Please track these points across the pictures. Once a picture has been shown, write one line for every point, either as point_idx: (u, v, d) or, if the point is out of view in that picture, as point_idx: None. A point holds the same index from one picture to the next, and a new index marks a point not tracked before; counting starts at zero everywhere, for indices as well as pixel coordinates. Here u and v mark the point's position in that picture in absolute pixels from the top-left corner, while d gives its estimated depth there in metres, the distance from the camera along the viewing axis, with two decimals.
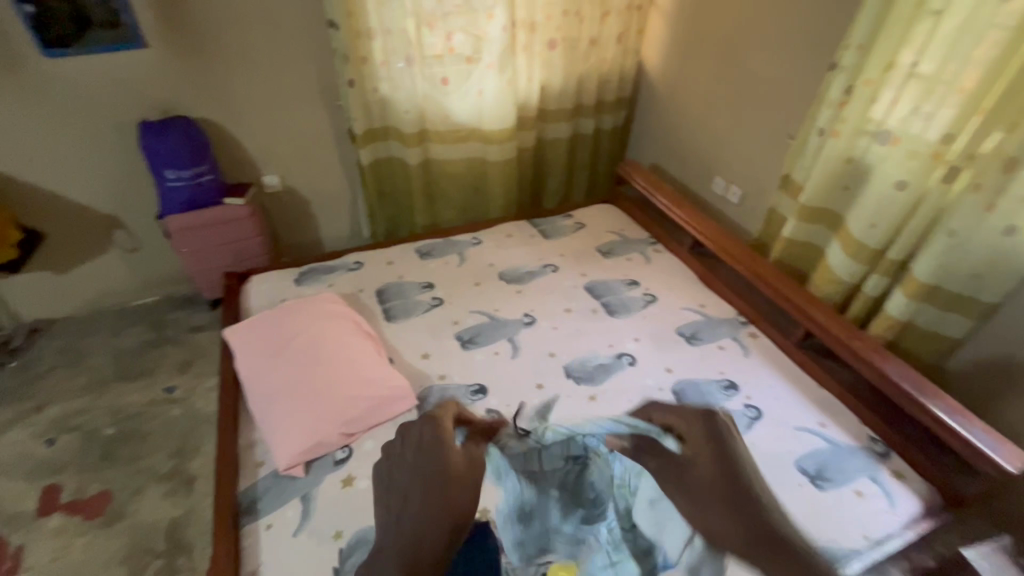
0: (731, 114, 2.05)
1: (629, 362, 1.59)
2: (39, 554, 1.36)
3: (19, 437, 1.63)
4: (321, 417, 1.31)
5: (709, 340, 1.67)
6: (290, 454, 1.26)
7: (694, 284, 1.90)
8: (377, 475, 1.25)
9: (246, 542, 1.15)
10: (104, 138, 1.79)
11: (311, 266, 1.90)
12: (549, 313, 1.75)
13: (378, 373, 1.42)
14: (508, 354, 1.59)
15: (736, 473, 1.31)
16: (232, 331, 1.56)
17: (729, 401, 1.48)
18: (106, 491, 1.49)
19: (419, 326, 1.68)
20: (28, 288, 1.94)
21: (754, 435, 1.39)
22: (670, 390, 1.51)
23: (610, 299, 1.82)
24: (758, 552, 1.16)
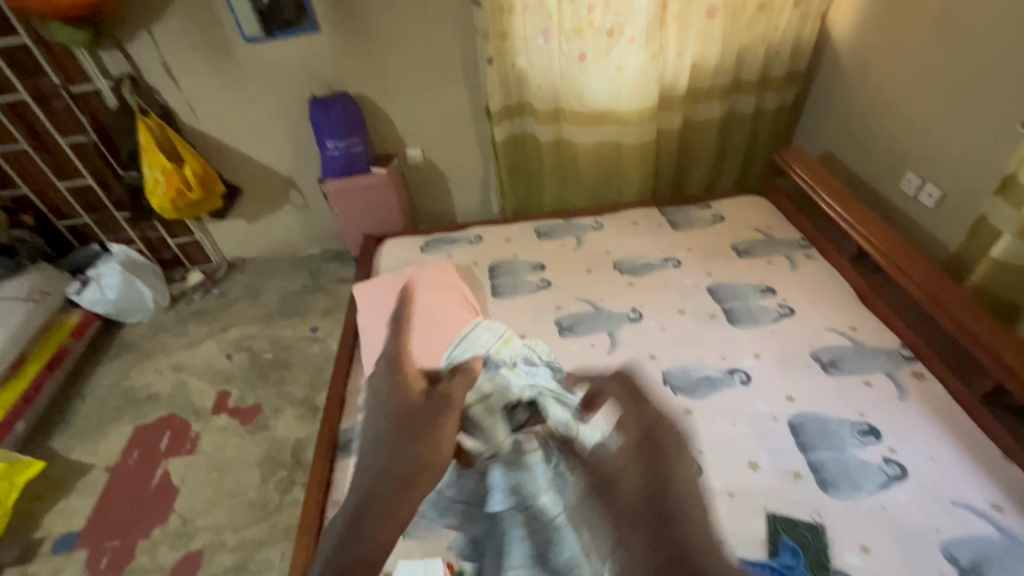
0: (939, 92, 1.62)
1: (741, 381, 1.40)
2: (208, 442, 1.73)
3: (210, 349, 2.08)
4: None
5: (853, 371, 1.39)
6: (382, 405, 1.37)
7: (848, 301, 1.58)
8: None
9: (336, 474, 1.29)
10: (287, 111, 2.12)
11: (436, 235, 2.03)
12: (659, 310, 1.63)
13: None
14: (605, 349, 1.52)
15: (854, 538, 1.08)
16: (360, 287, 1.75)
17: (863, 450, 1.22)
18: (258, 405, 1.83)
19: (524, 306, 1.69)
20: (229, 232, 2.42)
21: (887, 497, 1.14)
22: (786, 422, 1.29)
23: (735, 305, 1.61)
24: None
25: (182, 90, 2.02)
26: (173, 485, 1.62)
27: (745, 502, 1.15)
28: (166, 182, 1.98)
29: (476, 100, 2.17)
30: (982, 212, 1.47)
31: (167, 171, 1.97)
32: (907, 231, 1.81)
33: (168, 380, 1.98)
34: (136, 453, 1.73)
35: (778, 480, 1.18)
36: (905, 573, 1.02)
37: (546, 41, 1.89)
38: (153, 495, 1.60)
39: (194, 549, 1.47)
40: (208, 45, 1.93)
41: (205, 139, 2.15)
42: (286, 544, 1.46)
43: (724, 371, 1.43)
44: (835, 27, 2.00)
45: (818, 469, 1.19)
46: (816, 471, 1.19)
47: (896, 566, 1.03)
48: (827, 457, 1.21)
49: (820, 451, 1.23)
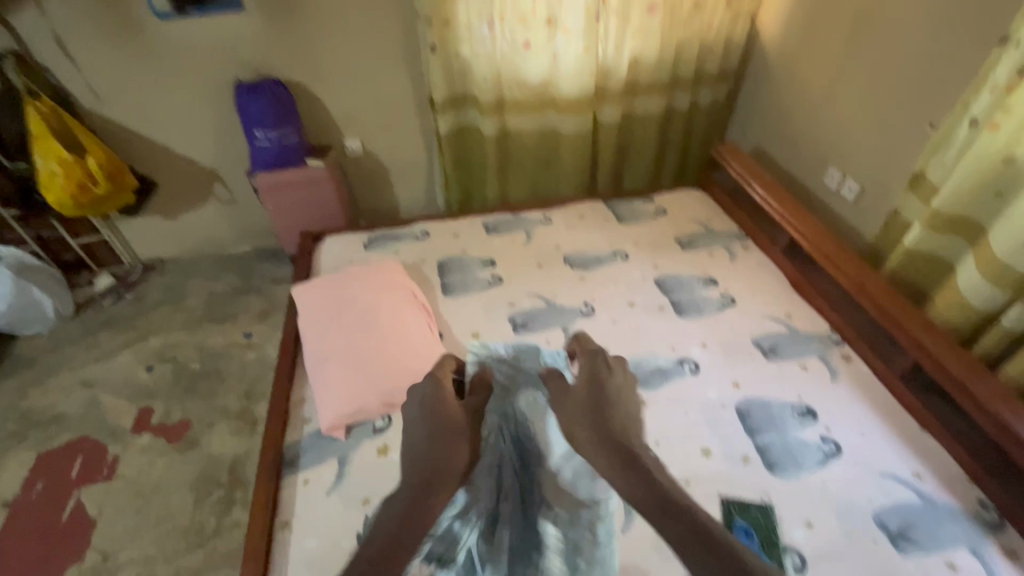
0: (856, 94, 1.75)
1: (691, 370, 1.45)
2: (130, 466, 1.56)
3: (126, 361, 1.87)
4: (367, 385, 1.34)
5: (790, 356, 1.48)
6: (333, 416, 1.30)
7: (782, 290, 1.68)
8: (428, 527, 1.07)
9: (284, 493, 1.21)
10: (208, 96, 1.93)
11: (381, 231, 1.94)
12: (611, 304, 1.65)
13: (425, 348, 1.43)
14: (560, 345, 1.52)
15: (799, 515, 1.15)
16: (301, 288, 1.64)
17: (803, 430, 1.30)
18: (187, 420, 1.67)
19: (477, 304, 1.65)
20: (143, 229, 2.19)
21: (827, 473, 1.22)
22: (734, 408, 1.35)
23: (682, 297, 1.66)
24: None
25: (80, 70, 1.78)
26: (88, 516, 1.45)
27: (700, 489, 1.19)
28: (64, 174, 1.75)
29: (417, 89, 2.09)
30: (895, 205, 1.60)
31: (65, 162, 1.74)
32: (831, 222, 1.94)
33: (77, 398, 1.76)
34: (40, 485, 1.52)
35: (729, 466, 1.23)
36: (845, 544, 1.10)
37: (490, 30, 1.85)
38: (65, 530, 1.42)
39: None
40: (110, 20, 1.71)
41: (110, 126, 1.92)
42: (227, 570, 1.34)
43: (674, 362, 1.47)
44: (764, 28, 2.10)
45: (765, 451, 1.26)
46: (762, 453, 1.26)
47: (837, 539, 1.11)
48: (772, 440, 1.28)
49: (765, 435, 1.29)
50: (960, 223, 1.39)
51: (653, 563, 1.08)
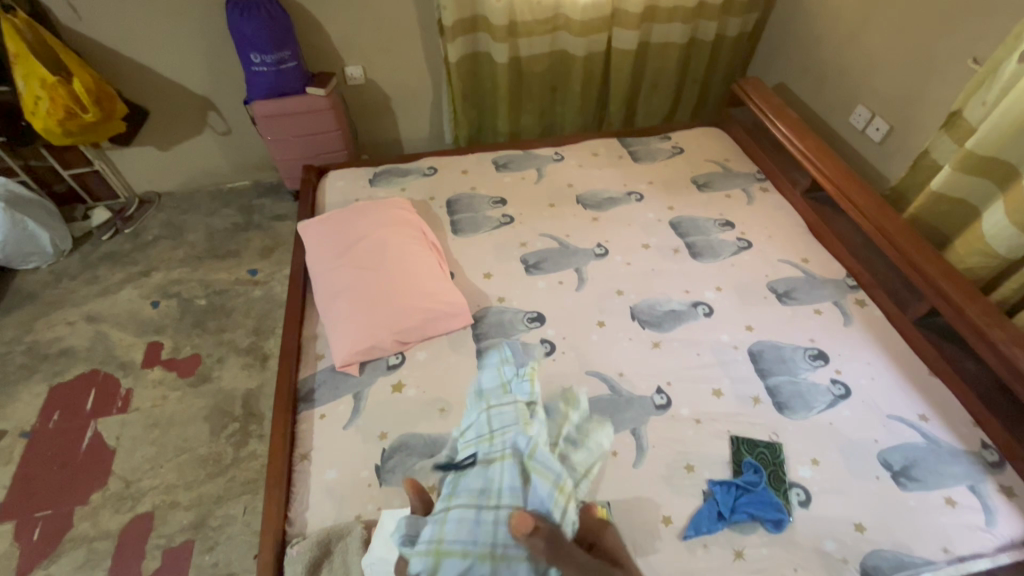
0: (896, 23, 1.63)
1: (704, 313, 1.44)
2: (144, 398, 1.57)
3: (130, 297, 1.85)
4: (379, 322, 1.32)
5: (804, 299, 1.47)
6: (346, 352, 1.30)
7: (800, 233, 1.64)
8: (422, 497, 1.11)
9: (301, 427, 1.22)
10: (197, 14, 1.78)
11: (387, 166, 1.87)
12: (625, 245, 1.61)
13: (434, 287, 1.40)
14: (573, 286, 1.50)
15: (806, 453, 1.18)
16: (307, 225, 1.59)
17: (814, 373, 1.31)
18: (197, 354, 1.67)
19: (488, 244, 1.61)
20: (137, 160, 2.10)
21: (834, 413, 1.24)
22: (746, 350, 1.36)
23: (697, 239, 1.63)
24: (813, 540, 1.05)
25: None
26: (107, 446, 1.48)
27: (710, 427, 1.22)
28: (49, 99, 1.64)
29: (423, 11, 1.93)
30: (925, 147, 1.54)
31: (48, 85, 1.63)
32: (854, 164, 1.88)
33: (84, 332, 1.75)
34: (56, 415, 1.54)
35: (739, 405, 1.26)
36: (849, 480, 1.14)
37: None
38: (85, 459, 1.45)
39: (142, 512, 1.36)
40: None
41: (93, 47, 1.78)
42: (247, 497, 1.38)
43: (688, 304, 1.46)
44: None
45: (775, 392, 1.28)
46: (772, 394, 1.28)
47: (841, 476, 1.14)
48: (782, 381, 1.30)
49: (776, 377, 1.30)
50: (995, 166, 1.34)
51: (663, 495, 1.11)
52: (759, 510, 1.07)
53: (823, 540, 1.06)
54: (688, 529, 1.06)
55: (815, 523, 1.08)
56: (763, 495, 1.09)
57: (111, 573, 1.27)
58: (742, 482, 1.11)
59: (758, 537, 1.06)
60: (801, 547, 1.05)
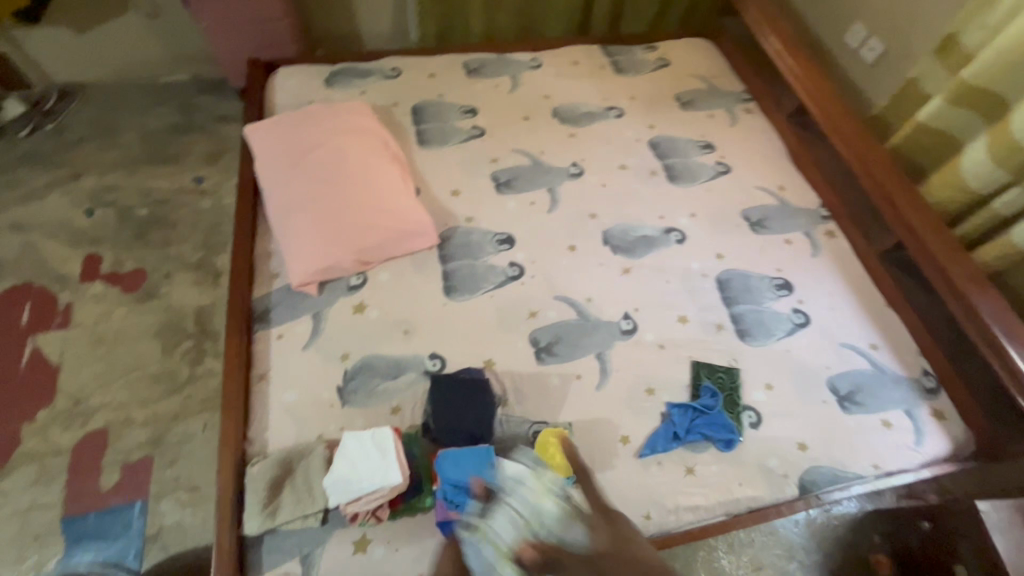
0: None
1: (677, 240, 1.41)
2: (85, 314, 1.48)
3: (59, 204, 1.67)
4: (338, 240, 1.25)
5: (776, 228, 1.45)
6: (302, 271, 1.22)
7: (778, 159, 1.60)
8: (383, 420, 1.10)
9: (257, 347, 1.17)
10: None
11: (345, 65, 1.68)
12: (601, 166, 1.53)
13: (397, 205, 1.31)
14: (544, 208, 1.43)
15: (761, 379, 1.22)
16: (254, 128, 1.43)
17: (776, 302, 1.33)
18: (142, 269, 1.56)
19: (456, 159, 1.50)
20: (49, 44, 1.81)
21: (791, 341, 1.28)
22: (715, 278, 1.36)
23: (676, 161, 1.56)
24: (758, 458, 1.12)
25: None
26: (50, 362, 1.40)
27: (673, 353, 1.24)
28: None
29: None
30: (915, 73, 1.47)
31: None
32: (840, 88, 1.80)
33: (10, 241, 1.59)
34: None
35: (703, 331, 1.27)
36: (797, 404, 1.20)
37: None
38: (27, 376, 1.38)
39: (96, 428, 1.32)
40: None
41: None
42: (206, 415, 1.36)
43: (661, 230, 1.42)
44: None
45: (739, 320, 1.29)
46: (735, 321, 1.30)
47: (790, 400, 1.20)
48: (746, 310, 1.31)
49: (741, 305, 1.32)
50: (982, 98, 1.30)
51: (624, 416, 1.15)
52: (711, 430, 1.12)
53: (767, 458, 1.12)
54: (644, 448, 1.11)
55: (762, 442, 1.14)
56: (717, 417, 1.13)
57: (68, 487, 1.25)
58: (699, 405, 1.15)
59: (709, 455, 1.12)
60: (748, 464, 1.11)
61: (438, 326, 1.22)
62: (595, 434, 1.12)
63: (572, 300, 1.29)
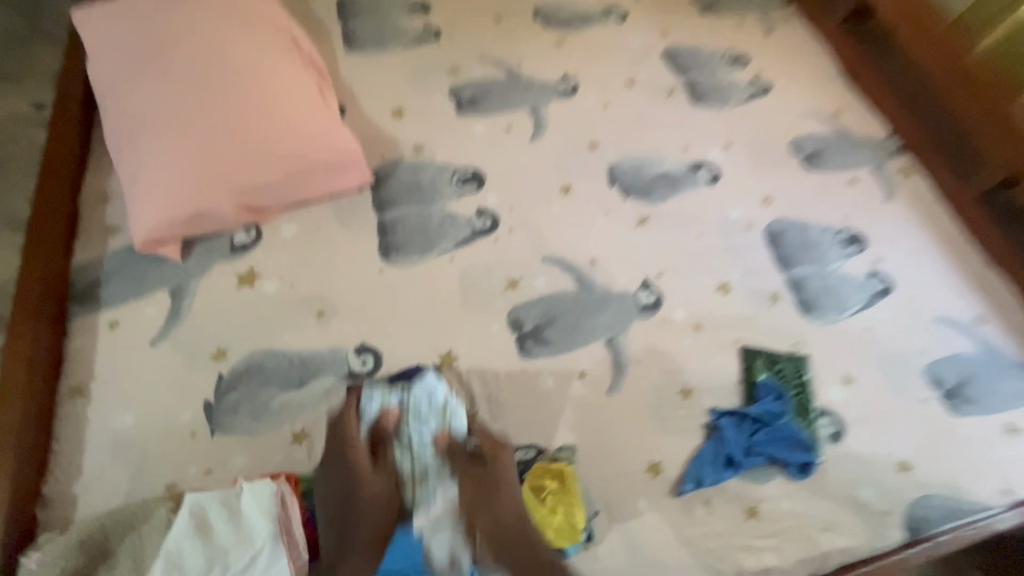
0: None
1: (708, 180, 1.02)
2: None
3: None
4: (210, 175, 0.81)
5: (836, 165, 1.08)
6: (153, 224, 0.78)
7: (830, 77, 1.21)
8: (278, 457, 0.70)
9: (75, 343, 0.73)
10: None
11: None
12: (602, 82, 1.12)
13: (303, 123, 0.87)
14: (525, 135, 1.01)
15: (839, 371, 0.86)
16: (89, 12, 0.95)
17: (846, 263, 0.97)
18: None
19: (399, 68, 1.06)
20: None
21: (872, 316, 0.92)
22: (763, 231, 0.98)
23: (699, 78, 1.16)
24: (845, 487, 0.77)
25: None
26: None
27: (714, 336, 0.86)
28: None
29: None
30: None
31: None
32: None
33: None
34: None
35: (752, 304, 0.90)
36: (890, 403, 0.84)
37: None
38: None
39: None
40: None
41: None
42: None
43: (685, 167, 1.03)
44: None
45: (800, 288, 0.93)
46: (794, 290, 0.93)
47: (879, 399, 0.84)
48: (808, 274, 0.94)
49: (800, 267, 0.95)
50: None
51: (650, 435, 0.77)
52: (777, 450, 0.76)
53: (857, 485, 0.77)
54: (686, 481, 0.74)
55: (847, 463, 0.78)
56: (783, 430, 0.78)
57: None
58: (757, 414, 0.79)
59: (775, 487, 0.76)
60: (829, 497, 0.76)
61: (371, 306, 0.81)
62: (610, 464, 0.74)
63: (568, 264, 0.89)
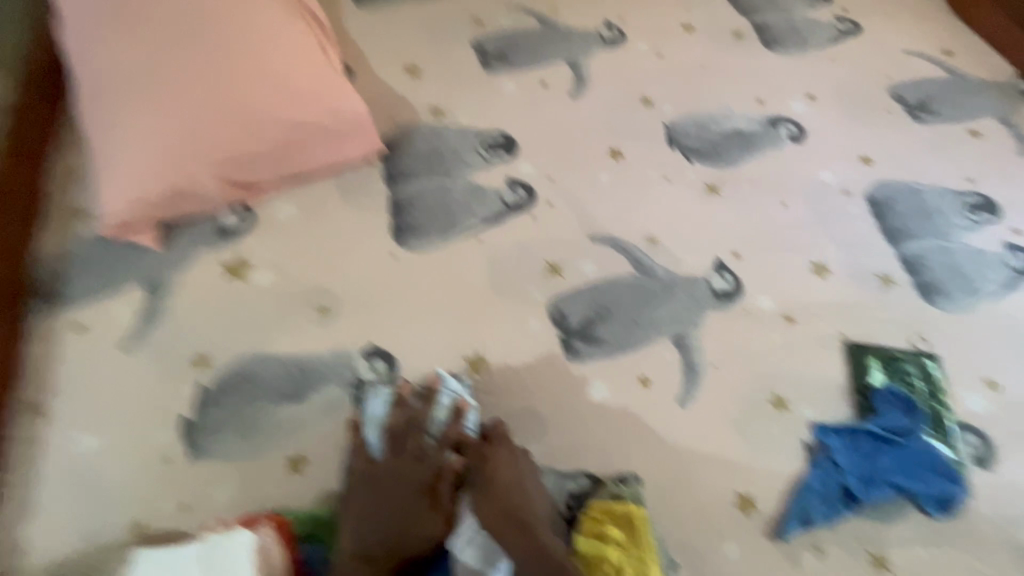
0: None
1: (790, 138, 0.83)
2: None
3: None
4: (189, 146, 0.67)
5: (951, 114, 0.87)
6: (124, 206, 0.66)
7: (933, 10, 1.00)
8: (269, 489, 0.56)
9: (34, 349, 0.62)
10: None
11: None
12: (653, 27, 0.94)
13: (299, 81, 0.73)
14: (563, 91, 0.85)
15: (979, 371, 0.67)
16: None
17: (977, 235, 0.76)
18: None
19: (413, 21, 0.91)
20: None
21: (1016, 301, 0.72)
22: (865, 198, 0.78)
23: (771, 17, 0.96)
24: (1005, 527, 0.58)
25: None
26: None
27: (812, 329, 0.68)
28: None
29: None
30: None
31: None
32: None
33: None
34: None
35: (857, 288, 0.71)
36: None
37: None
38: None
39: None
40: None
41: None
42: None
43: (760, 122, 0.84)
44: None
45: (919, 267, 0.73)
46: (911, 270, 0.73)
47: None
48: (928, 249, 0.75)
49: (917, 240, 0.75)
50: None
51: (737, 456, 0.60)
52: (910, 480, 0.58)
53: (1022, 526, 0.58)
54: (789, 519, 0.57)
55: (1002, 495, 0.60)
56: (917, 453, 0.59)
57: None
58: (878, 430, 0.61)
59: (908, 527, 0.58)
60: (982, 540, 0.57)
61: (382, 297, 0.67)
62: (687, 494, 0.58)
63: (622, 244, 0.72)
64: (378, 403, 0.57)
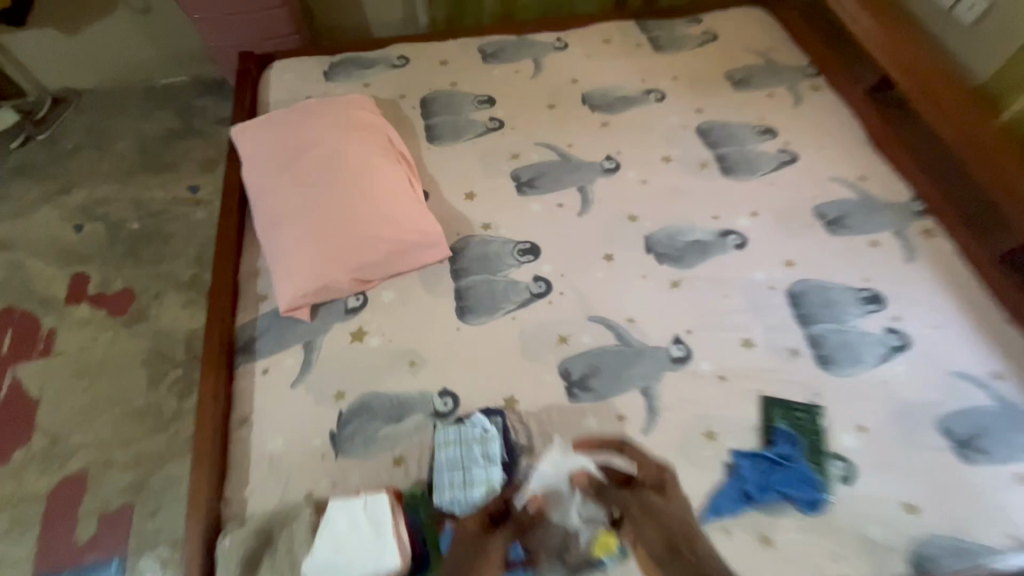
0: None
1: (735, 246, 1.17)
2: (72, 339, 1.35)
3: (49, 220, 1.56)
4: (332, 255, 1.06)
5: (858, 228, 1.19)
6: (292, 293, 1.05)
7: (856, 143, 1.33)
8: (383, 476, 0.92)
9: (240, 384, 1.00)
10: None
11: (345, 54, 1.50)
12: (642, 159, 1.30)
13: (399, 211, 1.12)
14: (574, 210, 1.21)
15: (853, 418, 0.98)
16: (244, 127, 1.26)
17: (866, 320, 1.08)
18: (129, 289, 1.43)
19: (470, 156, 1.30)
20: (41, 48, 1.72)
21: (889, 370, 1.02)
22: (786, 292, 1.11)
23: (730, 150, 1.32)
24: (855, 523, 0.88)
25: None
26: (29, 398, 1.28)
27: (738, 386, 1.01)
28: None
29: None
30: None
31: None
32: None
33: None
34: None
35: (773, 357, 1.04)
36: (901, 449, 0.95)
37: None
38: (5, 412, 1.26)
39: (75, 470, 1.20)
40: None
41: None
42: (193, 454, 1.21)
43: (715, 234, 1.19)
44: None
45: (819, 343, 1.05)
46: (814, 345, 1.05)
47: (892, 446, 0.95)
48: (828, 330, 1.06)
49: (821, 323, 1.07)
50: None
51: (679, 469, 0.92)
52: (791, 488, 0.89)
53: (867, 523, 0.88)
54: (708, 510, 0.89)
55: (857, 502, 0.90)
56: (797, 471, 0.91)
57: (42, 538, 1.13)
58: (774, 455, 0.93)
59: (789, 520, 0.89)
60: (838, 531, 0.88)
61: (451, 356, 1.03)
62: None
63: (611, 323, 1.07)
64: (450, 430, 0.91)
